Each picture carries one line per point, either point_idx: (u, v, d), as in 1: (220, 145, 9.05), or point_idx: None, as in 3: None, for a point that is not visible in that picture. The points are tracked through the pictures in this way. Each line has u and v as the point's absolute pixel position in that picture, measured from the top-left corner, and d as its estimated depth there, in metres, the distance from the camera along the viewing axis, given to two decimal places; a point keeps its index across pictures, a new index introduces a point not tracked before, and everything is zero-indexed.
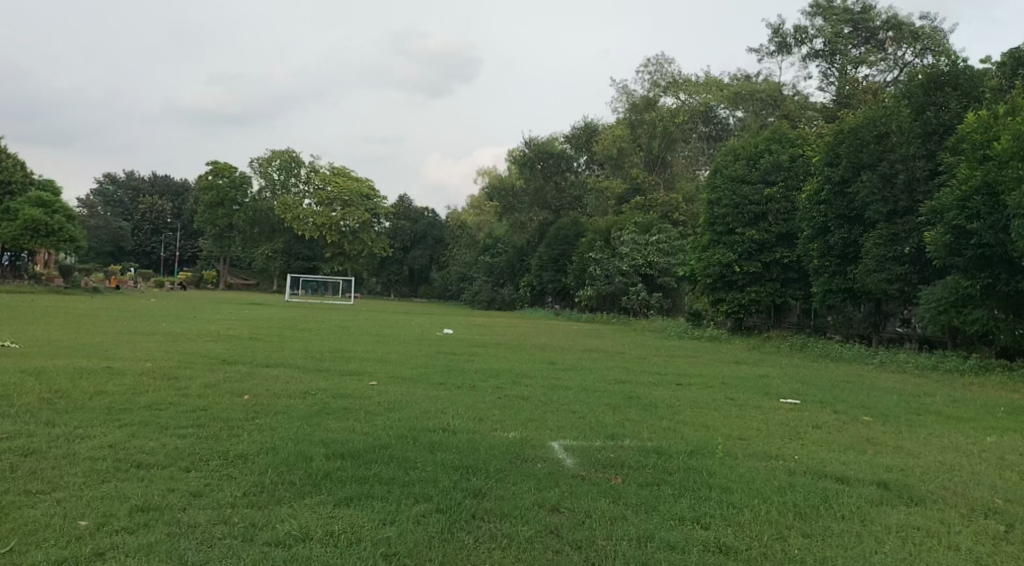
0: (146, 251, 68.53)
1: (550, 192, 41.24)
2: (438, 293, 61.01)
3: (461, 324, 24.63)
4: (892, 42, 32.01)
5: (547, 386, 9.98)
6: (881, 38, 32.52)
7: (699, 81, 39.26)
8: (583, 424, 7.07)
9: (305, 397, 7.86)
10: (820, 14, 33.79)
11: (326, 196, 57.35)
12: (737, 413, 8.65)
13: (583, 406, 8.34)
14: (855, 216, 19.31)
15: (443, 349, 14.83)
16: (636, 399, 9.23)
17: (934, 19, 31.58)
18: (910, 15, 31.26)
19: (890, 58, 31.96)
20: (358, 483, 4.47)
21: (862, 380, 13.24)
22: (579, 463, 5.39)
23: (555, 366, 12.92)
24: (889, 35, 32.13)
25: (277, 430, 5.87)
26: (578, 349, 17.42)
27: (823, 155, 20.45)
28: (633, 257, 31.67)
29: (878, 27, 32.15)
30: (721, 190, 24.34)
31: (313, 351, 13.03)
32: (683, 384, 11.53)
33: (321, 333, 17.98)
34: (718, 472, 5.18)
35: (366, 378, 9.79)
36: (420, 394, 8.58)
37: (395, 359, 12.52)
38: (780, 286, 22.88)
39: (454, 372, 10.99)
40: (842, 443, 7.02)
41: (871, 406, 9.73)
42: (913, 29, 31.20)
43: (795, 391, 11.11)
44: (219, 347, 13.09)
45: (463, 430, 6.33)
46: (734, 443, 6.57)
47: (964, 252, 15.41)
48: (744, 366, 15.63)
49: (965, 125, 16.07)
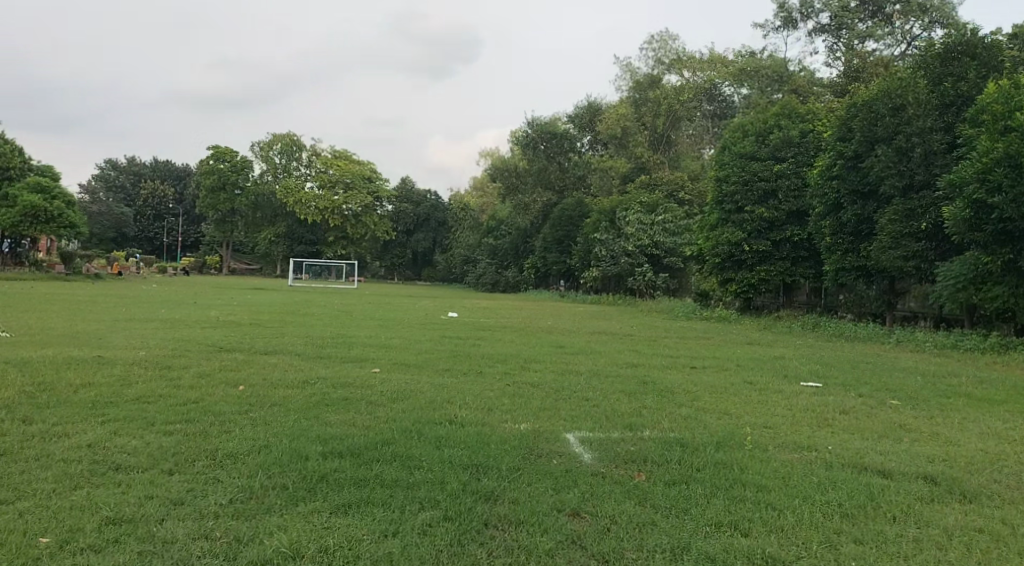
0: (149, 237, 68.09)
1: (554, 173, 40.87)
2: (442, 276, 60.66)
3: (466, 307, 24.21)
4: (900, 15, 31.21)
5: (557, 371, 9.57)
6: (888, 12, 31.69)
7: (703, 58, 38.51)
8: (599, 414, 6.65)
9: (303, 387, 7.44)
10: None
11: (328, 179, 56.84)
12: (758, 398, 8.24)
13: (596, 392, 7.93)
14: (869, 191, 18.78)
15: (448, 333, 14.44)
16: (651, 384, 8.82)
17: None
18: None
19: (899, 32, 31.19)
20: (358, 486, 4.07)
21: (882, 360, 12.81)
22: (599, 458, 4.97)
23: (563, 349, 12.53)
24: (896, 9, 31.34)
25: (273, 425, 5.46)
26: (586, 332, 16.99)
27: (835, 129, 19.85)
28: (639, 237, 31.22)
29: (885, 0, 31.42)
30: (729, 167, 23.83)
31: (314, 337, 12.63)
32: (697, 367, 11.13)
33: (323, 318, 17.61)
34: (750, 466, 4.77)
35: (369, 366, 9.37)
36: (424, 382, 8.16)
37: (399, 344, 12.12)
38: (790, 264, 22.39)
39: (460, 358, 10.59)
40: (874, 430, 6.60)
41: (896, 389, 9.32)
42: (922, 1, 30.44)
43: (814, 373, 10.70)
44: (217, 334, 12.70)
45: (471, 422, 5.90)
46: (761, 433, 6.15)
47: (985, 227, 14.89)
48: (757, 347, 15.22)
49: (985, 96, 15.52)
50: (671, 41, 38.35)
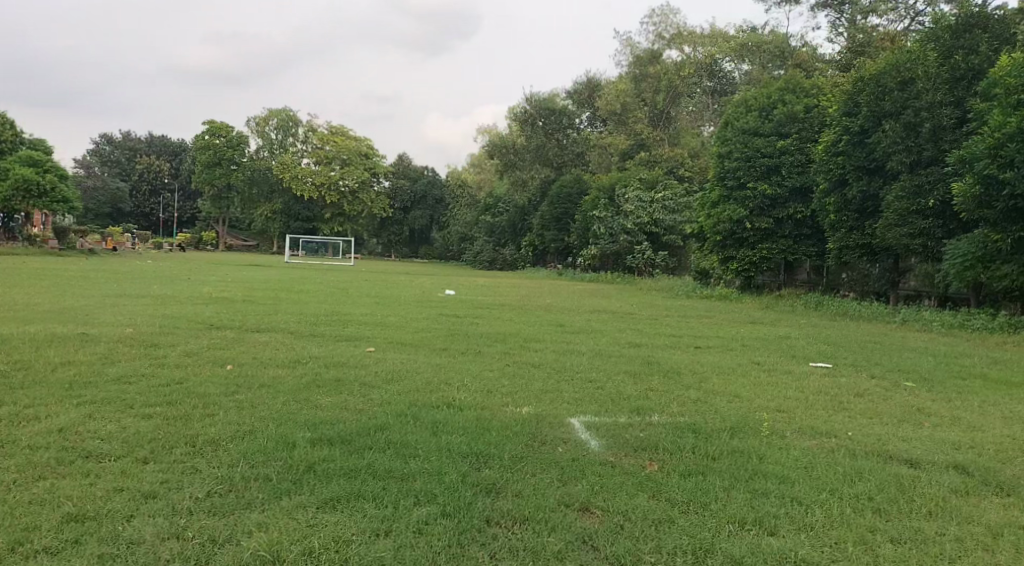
0: (144, 212, 67.53)
1: (552, 149, 40.10)
2: (439, 254, 60.32)
3: (463, 285, 23.92)
4: None
5: (560, 351, 9.27)
6: None
7: (704, 33, 37.91)
8: (604, 396, 6.36)
9: (297, 367, 7.11)
10: None
11: (324, 154, 56.27)
12: (768, 379, 7.95)
13: (601, 373, 7.63)
14: (875, 168, 18.38)
15: (445, 311, 14.11)
16: (657, 364, 8.53)
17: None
18: None
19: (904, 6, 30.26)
20: (348, 478, 3.80)
21: (890, 340, 12.53)
22: (609, 445, 4.64)
23: (564, 328, 12.23)
24: None
25: (262, 408, 5.13)
26: (586, 310, 16.69)
27: (841, 103, 19.44)
28: (639, 215, 30.80)
29: None
30: (732, 143, 23.42)
31: (309, 314, 12.33)
32: (702, 346, 10.83)
33: (317, 295, 17.26)
34: (769, 454, 4.47)
35: (365, 345, 9.07)
36: (422, 362, 7.85)
37: (396, 322, 11.82)
38: (793, 242, 22.06)
39: (458, 337, 10.29)
40: (893, 414, 6.29)
41: (909, 370, 9.04)
42: None
43: (822, 354, 10.40)
44: (210, 311, 12.38)
45: (472, 406, 5.57)
46: (776, 417, 5.83)
47: (995, 203, 14.54)
48: (761, 326, 14.94)
49: (997, 69, 15.10)
50: (673, 14, 37.77)
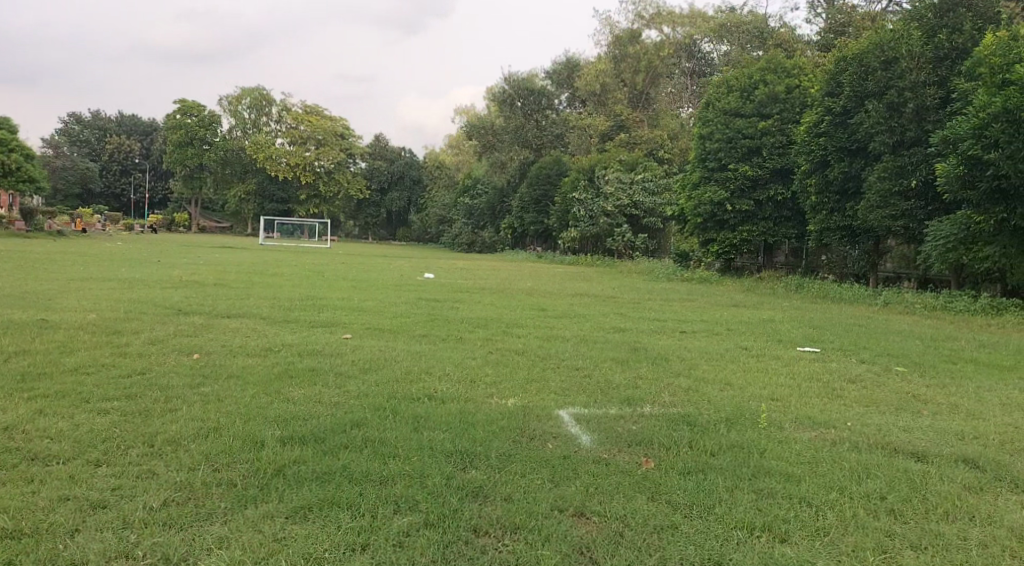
0: (115, 193, 66.17)
1: (531, 130, 39.49)
2: (417, 236, 59.80)
3: (442, 267, 23.57)
4: None
5: (543, 338, 8.99)
6: None
7: (682, 13, 37.77)
8: (592, 386, 6.10)
9: (268, 356, 6.77)
10: None
11: (299, 135, 55.38)
12: (757, 365, 7.71)
13: (586, 361, 7.36)
14: (857, 148, 18.20)
15: (424, 295, 13.77)
16: (643, 351, 8.27)
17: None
18: None
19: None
20: (321, 482, 3.55)
21: (875, 322, 12.39)
22: (599, 440, 4.40)
23: (546, 312, 11.95)
24: None
25: (228, 402, 4.81)
26: (567, 293, 16.43)
27: (823, 83, 19.25)
28: (618, 197, 30.53)
29: None
30: (713, 124, 23.20)
31: (282, 299, 11.94)
32: (687, 331, 10.60)
33: (292, 278, 16.83)
34: (767, 446, 4.25)
35: (340, 331, 8.72)
36: (399, 350, 7.53)
37: (372, 307, 11.47)
38: (773, 224, 21.91)
39: (437, 322, 9.97)
40: (890, 402, 6.07)
41: (899, 354, 8.85)
42: None
43: (809, 338, 10.20)
44: (178, 295, 11.95)
45: (453, 398, 5.28)
46: (771, 406, 5.58)
47: (979, 184, 14.41)
48: (745, 309, 14.76)
49: (982, 48, 14.95)
50: None
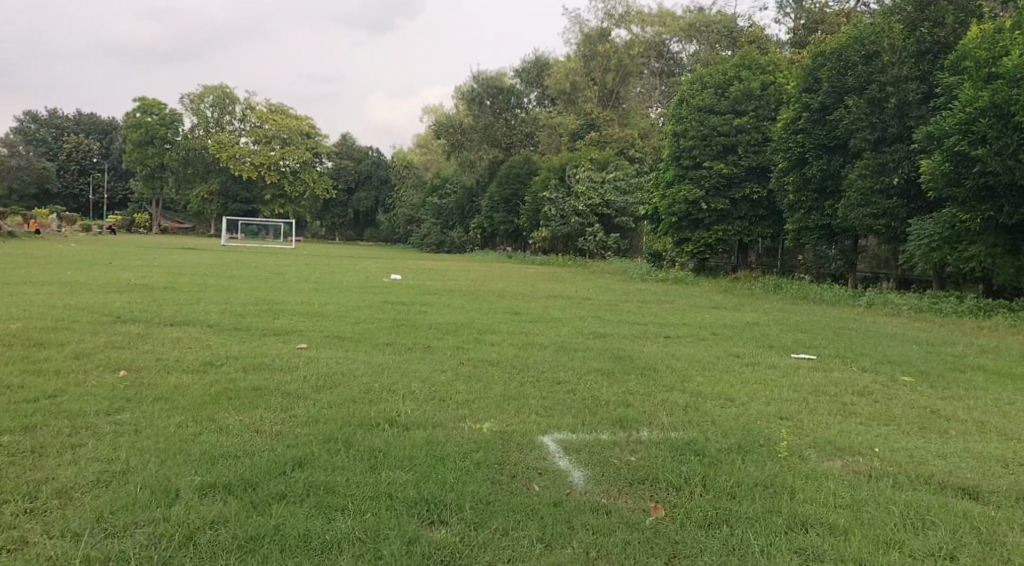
0: (73, 194, 64.11)
1: (500, 130, 38.74)
2: (384, 237, 58.85)
3: (410, 269, 22.71)
4: None
5: (518, 347, 8.27)
6: None
7: (652, 13, 37.42)
8: (578, 405, 5.41)
9: (208, 373, 5.91)
10: None
11: (263, 133, 54.01)
12: (754, 375, 7.01)
13: (568, 374, 6.62)
14: (836, 145, 17.75)
15: (390, 299, 12.97)
16: (629, 360, 7.57)
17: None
18: None
19: None
20: (244, 554, 3.08)
21: (865, 325, 11.84)
22: (592, 476, 3.74)
23: (520, 317, 11.24)
24: None
25: (147, 431, 4.10)
26: (540, 295, 15.74)
27: (799, 80, 18.83)
28: (590, 196, 29.99)
29: None
30: (687, 121, 22.58)
31: (236, 304, 11.07)
32: (671, 336, 9.93)
33: (250, 280, 15.91)
34: (785, 480, 3.70)
35: (295, 341, 7.90)
36: (360, 362, 6.72)
37: (334, 311, 10.67)
38: (749, 223, 21.41)
39: (404, 328, 9.22)
40: (910, 420, 5.41)
41: (900, 361, 8.22)
42: None
43: (801, 342, 9.59)
44: (123, 300, 11.01)
45: (419, 425, 4.50)
46: (784, 427, 4.89)
47: (965, 181, 13.91)
48: (726, 311, 14.15)
49: (967, 41, 14.47)
50: None
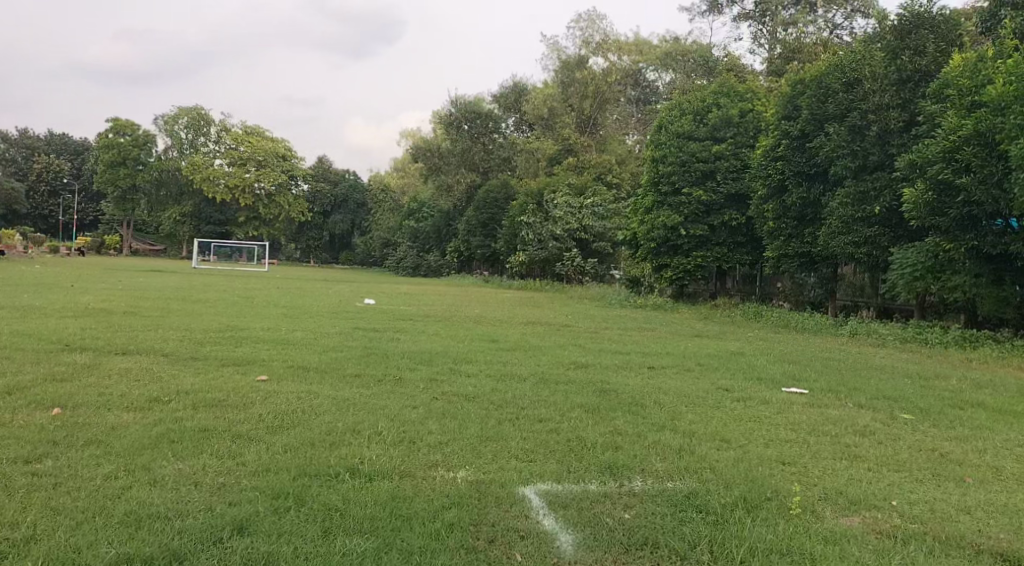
0: (43, 214, 62.82)
1: (478, 154, 38.46)
2: (360, 260, 58.22)
3: (385, 293, 22.17)
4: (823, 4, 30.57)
5: (495, 379, 7.76)
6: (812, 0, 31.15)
7: (628, 41, 37.51)
8: (561, 447, 4.94)
9: (153, 411, 5.35)
10: None
11: (238, 155, 53.08)
12: (747, 412, 6.53)
13: (549, 411, 6.11)
14: (816, 173, 17.55)
15: (361, 325, 12.41)
16: (612, 395, 7.07)
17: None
18: None
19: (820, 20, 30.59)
20: None
21: (852, 356, 11.49)
22: (581, 541, 3.47)
23: (497, 345, 10.76)
24: None
25: (66, 491, 3.67)
26: (517, 322, 15.26)
27: (779, 107, 18.66)
28: (568, 221, 29.65)
29: None
30: (666, 147, 22.26)
31: (197, 330, 10.47)
32: (655, 367, 9.46)
33: (217, 305, 15.31)
34: (803, 545, 3.46)
35: (256, 373, 7.34)
36: (322, 398, 6.18)
37: (301, 339, 10.12)
38: (727, 250, 21.14)
39: (374, 358, 8.69)
40: (922, 466, 4.97)
41: (895, 397, 7.80)
42: None
43: (790, 374, 9.18)
44: (77, 326, 10.37)
45: (384, 474, 4.04)
46: (786, 475, 4.47)
47: (949, 210, 13.66)
48: (709, 340, 13.77)
49: (949, 69, 14.24)
50: (600, 19, 36.13)
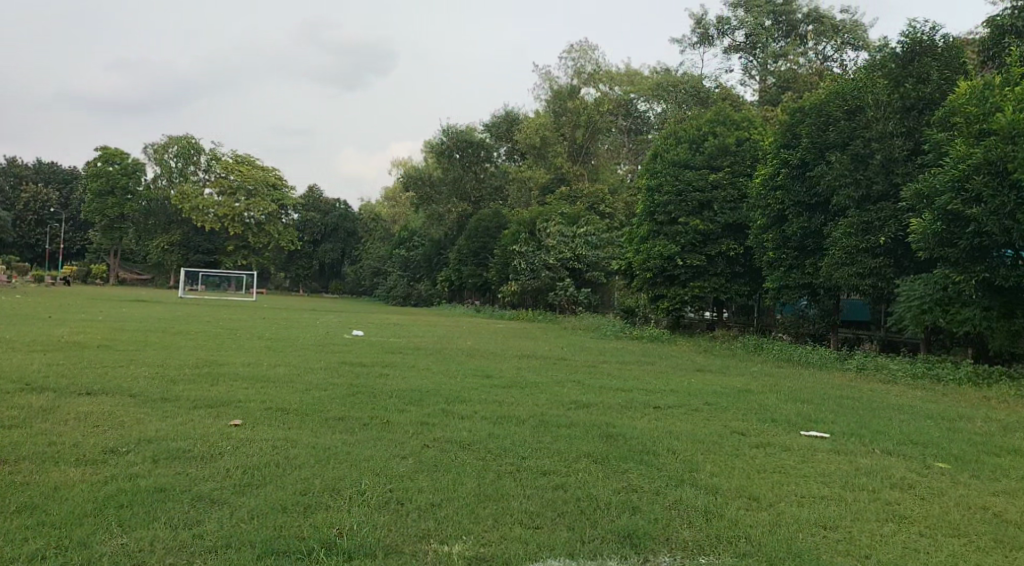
0: (29, 243, 62.00)
1: (469, 183, 38.03)
2: (350, 289, 57.62)
3: (374, 324, 21.47)
4: (813, 36, 30.75)
5: (490, 422, 7.13)
6: (802, 32, 31.18)
7: (619, 71, 37.48)
8: (567, 509, 4.38)
9: (105, 467, 4.72)
10: (741, 5, 31.77)
11: (228, 184, 52.53)
12: (768, 463, 5.95)
13: (552, 461, 5.50)
14: (817, 203, 17.10)
15: (347, 360, 11.75)
16: (619, 442, 6.45)
17: (857, 10, 30.44)
18: (832, 8, 30.08)
19: (811, 53, 30.74)
20: None
21: (865, 394, 10.91)
22: None
23: (492, 381, 10.12)
24: (810, 29, 30.81)
25: None
26: (512, 355, 14.62)
27: (778, 135, 18.22)
28: (561, 250, 29.12)
29: (799, 20, 30.77)
30: (661, 176, 21.74)
31: (171, 366, 9.80)
32: (661, 407, 8.84)
33: (197, 337, 14.63)
34: None
35: (227, 417, 6.68)
36: (299, 447, 5.56)
37: (282, 376, 9.45)
38: (725, 281, 20.65)
39: (360, 398, 8.03)
40: (978, 530, 4.41)
41: (923, 442, 7.23)
42: (835, 22, 30.09)
43: (806, 416, 8.58)
44: (42, 362, 9.68)
45: (365, 552, 3.64)
46: (828, 548, 3.96)
47: (958, 241, 13.15)
48: (712, 375, 13.16)
49: (955, 97, 13.86)
50: (591, 50, 36.03)
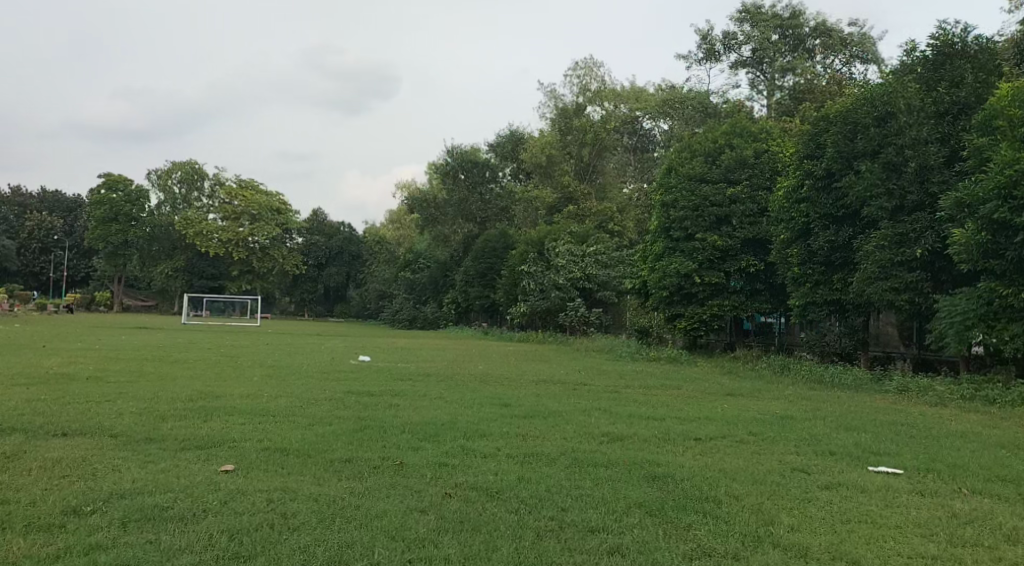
0: (33, 272, 61.40)
1: (475, 204, 37.11)
2: (355, 312, 56.88)
3: (380, 348, 20.56)
4: (821, 50, 30.10)
5: (517, 463, 6.23)
6: (809, 46, 30.46)
7: (624, 88, 36.72)
8: None
9: (60, 538, 3.90)
10: (748, 19, 30.96)
11: (232, 210, 51.79)
12: (853, 511, 5.04)
13: (599, 516, 4.61)
14: (844, 215, 16.19)
15: (353, 390, 10.85)
16: (671, 486, 5.54)
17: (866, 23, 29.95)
18: (840, 21, 29.50)
19: (820, 66, 30.01)
20: None
21: (918, 420, 9.98)
22: None
23: (513, 411, 9.21)
24: (817, 43, 30.18)
25: None
26: (528, 381, 13.72)
27: (800, 144, 17.33)
28: (570, 270, 28.23)
29: (807, 34, 30.12)
30: (676, 191, 20.81)
31: (161, 401, 8.91)
32: (702, 440, 7.92)
33: (196, 367, 13.78)
34: None
35: (217, 463, 5.77)
36: (300, 501, 4.68)
37: (281, 409, 8.54)
38: (745, 299, 19.76)
39: (367, 436, 7.13)
40: None
41: (1013, 479, 6.32)
42: (843, 36, 29.51)
43: (867, 448, 7.64)
44: (20, 398, 8.79)
45: None
46: None
47: (1005, 253, 12.24)
48: (745, 400, 12.20)
49: (995, 100, 13.00)
50: (597, 67, 35.71)
